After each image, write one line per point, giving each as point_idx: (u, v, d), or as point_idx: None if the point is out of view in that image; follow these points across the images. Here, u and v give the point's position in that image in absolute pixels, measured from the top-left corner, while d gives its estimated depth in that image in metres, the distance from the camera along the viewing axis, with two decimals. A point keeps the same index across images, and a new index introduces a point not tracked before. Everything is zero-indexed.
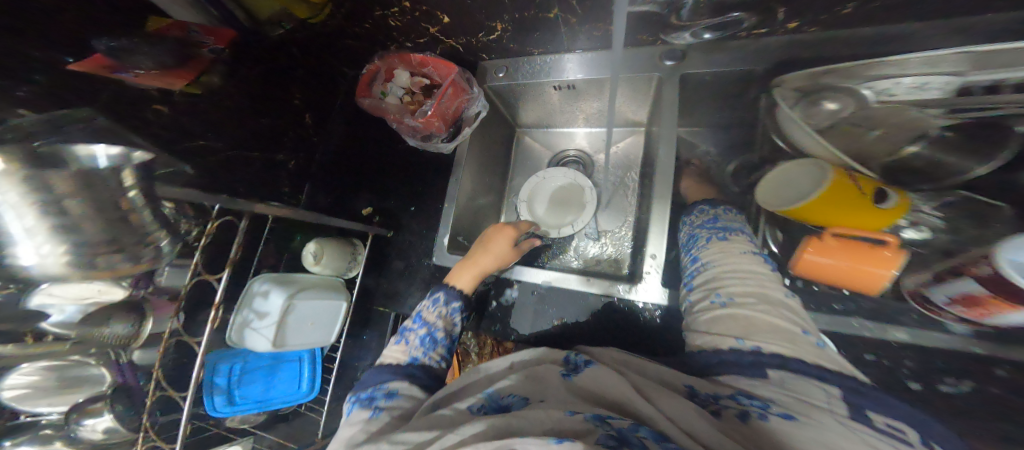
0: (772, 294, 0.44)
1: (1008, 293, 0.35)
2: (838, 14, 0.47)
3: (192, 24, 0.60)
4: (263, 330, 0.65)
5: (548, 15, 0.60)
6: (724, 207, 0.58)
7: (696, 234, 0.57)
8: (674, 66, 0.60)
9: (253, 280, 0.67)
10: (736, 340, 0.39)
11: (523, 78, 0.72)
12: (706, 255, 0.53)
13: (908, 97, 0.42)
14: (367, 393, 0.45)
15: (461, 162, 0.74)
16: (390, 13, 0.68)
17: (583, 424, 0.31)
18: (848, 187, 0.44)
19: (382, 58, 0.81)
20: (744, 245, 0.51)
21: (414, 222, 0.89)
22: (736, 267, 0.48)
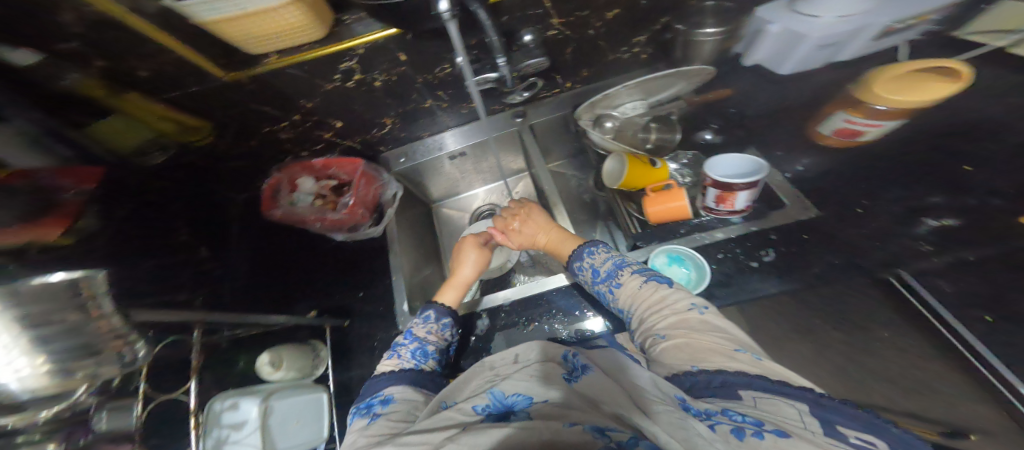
0: (693, 317, 0.47)
1: (722, 187, 0.52)
2: (583, 75, 0.79)
3: (40, 170, 0.51)
4: (246, 441, 0.54)
5: (424, 106, 0.83)
6: (596, 250, 0.61)
7: (598, 291, 0.59)
8: (522, 120, 0.84)
9: (209, 401, 0.56)
10: (691, 367, 0.41)
11: (421, 156, 0.90)
12: (623, 305, 0.55)
13: (634, 113, 0.74)
14: (366, 402, 0.52)
15: (394, 237, 0.85)
16: (280, 127, 0.79)
17: (583, 436, 0.32)
18: (638, 161, 0.64)
19: (282, 172, 0.85)
20: (635, 281, 0.55)
21: (365, 306, 0.81)
22: (650, 307, 0.51)
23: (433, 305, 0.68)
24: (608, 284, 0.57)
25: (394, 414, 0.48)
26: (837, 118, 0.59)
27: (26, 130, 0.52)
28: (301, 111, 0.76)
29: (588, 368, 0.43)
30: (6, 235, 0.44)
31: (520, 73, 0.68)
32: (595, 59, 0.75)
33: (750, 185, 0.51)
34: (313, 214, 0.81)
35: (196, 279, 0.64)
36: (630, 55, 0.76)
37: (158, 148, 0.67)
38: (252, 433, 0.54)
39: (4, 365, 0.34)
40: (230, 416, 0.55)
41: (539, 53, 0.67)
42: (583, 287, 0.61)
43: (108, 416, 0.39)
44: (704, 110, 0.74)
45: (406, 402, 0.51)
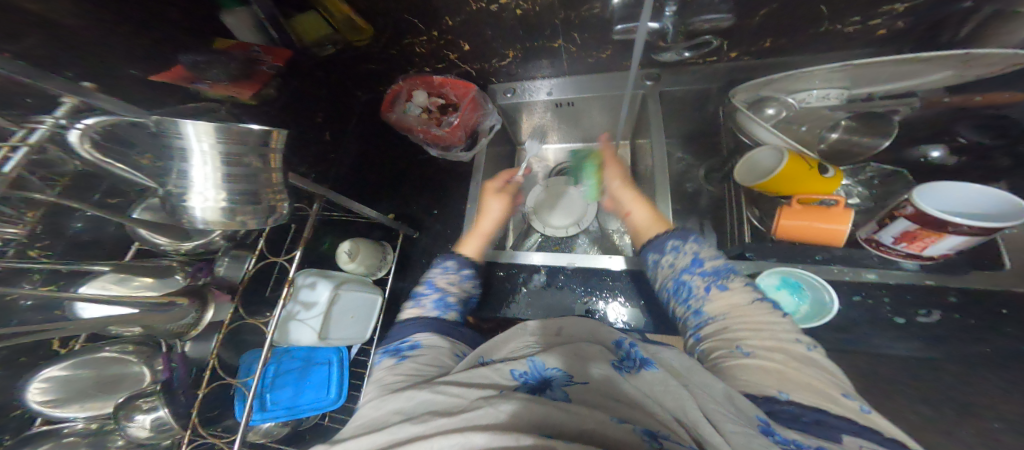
0: (794, 348, 0.40)
1: (928, 222, 0.42)
2: (764, 46, 0.64)
3: (254, 45, 0.69)
4: (308, 322, 0.65)
5: (553, 45, 0.73)
6: (696, 240, 0.55)
7: (683, 278, 0.52)
8: (653, 84, 0.74)
9: (296, 274, 0.67)
10: (778, 393, 0.35)
11: (529, 96, 0.84)
12: (709, 307, 0.48)
13: (818, 104, 0.61)
14: (393, 345, 0.54)
15: (479, 168, 0.85)
16: (417, 41, 0.75)
17: (633, 437, 0.30)
18: (802, 162, 0.53)
19: (405, 80, 0.84)
20: (746, 293, 0.48)
21: (436, 224, 0.87)
22: (745, 319, 0.45)
23: (453, 257, 0.69)
24: (700, 277, 0.51)
25: (420, 359, 0.49)
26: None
27: (256, 15, 0.68)
28: (441, 28, 0.71)
29: (650, 362, 0.40)
30: (217, 90, 0.63)
31: (688, 28, 0.64)
32: (792, 28, 0.59)
33: (988, 230, 0.39)
34: (419, 125, 0.83)
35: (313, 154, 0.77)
36: (859, 28, 0.58)
37: (332, 42, 0.75)
38: (316, 315, 0.65)
39: (198, 194, 0.37)
40: (306, 294, 0.65)
41: (726, 9, 0.59)
42: (661, 268, 0.56)
43: (226, 265, 0.49)
44: (928, 126, 0.55)
45: (430, 348, 0.52)
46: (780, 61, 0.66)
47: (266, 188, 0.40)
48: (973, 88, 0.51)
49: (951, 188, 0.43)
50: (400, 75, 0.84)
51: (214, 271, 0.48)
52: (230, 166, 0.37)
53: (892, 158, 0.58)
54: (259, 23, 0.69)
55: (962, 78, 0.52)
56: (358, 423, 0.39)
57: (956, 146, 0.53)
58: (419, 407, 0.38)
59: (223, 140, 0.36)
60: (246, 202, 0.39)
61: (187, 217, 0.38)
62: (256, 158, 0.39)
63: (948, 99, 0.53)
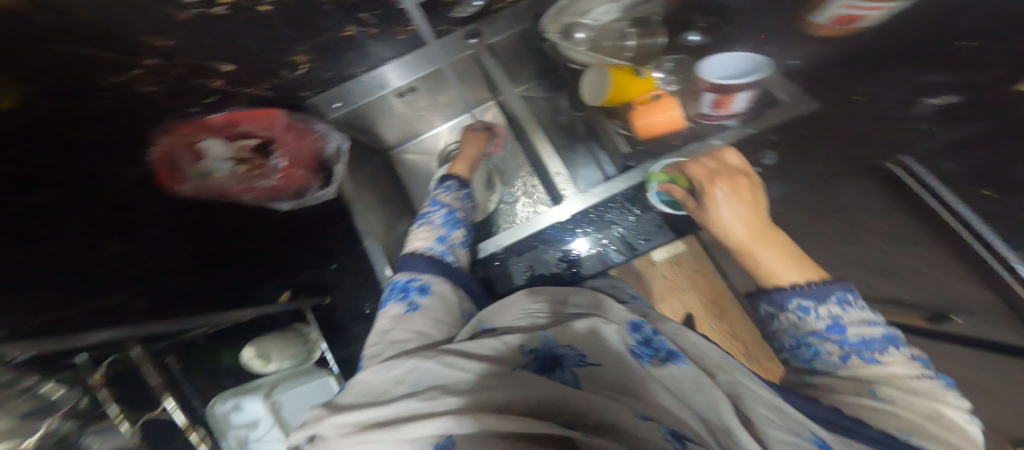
0: (948, 412, 0.32)
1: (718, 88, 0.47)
2: None
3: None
4: (267, 437, 0.58)
5: (345, 34, 0.63)
6: (840, 294, 0.40)
7: (812, 341, 0.40)
8: (478, 41, 0.69)
9: (212, 404, 0.59)
10: (899, 432, 0.30)
11: (361, 99, 0.72)
12: (847, 371, 0.38)
13: (606, 19, 0.63)
14: (400, 284, 0.52)
15: (352, 200, 0.73)
16: (138, 76, 0.56)
17: (652, 431, 0.27)
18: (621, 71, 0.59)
19: (171, 136, 0.65)
20: (911, 369, 0.36)
21: (343, 277, 0.77)
22: (894, 385, 0.35)
23: (452, 177, 0.70)
24: (833, 341, 0.39)
25: (431, 311, 0.47)
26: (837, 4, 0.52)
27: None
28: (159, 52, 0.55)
29: (677, 354, 0.35)
30: None
31: None
32: None
33: (750, 85, 0.45)
34: (237, 184, 0.71)
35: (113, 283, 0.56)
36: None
37: None
38: (268, 428, 0.57)
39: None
40: (239, 418, 0.58)
41: None
42: (782, 316, 0.43)
43: None
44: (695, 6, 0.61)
45: (440, 298, 0.49)
46: None
47: None
48: None
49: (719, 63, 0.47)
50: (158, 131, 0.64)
51: None
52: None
53: (678, 45, 0.64)
54: None
55: None
56: (359, 391, 0.35)
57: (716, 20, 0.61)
58: (424, 378, 0.34)
59: None
60: None
61: None
62: None
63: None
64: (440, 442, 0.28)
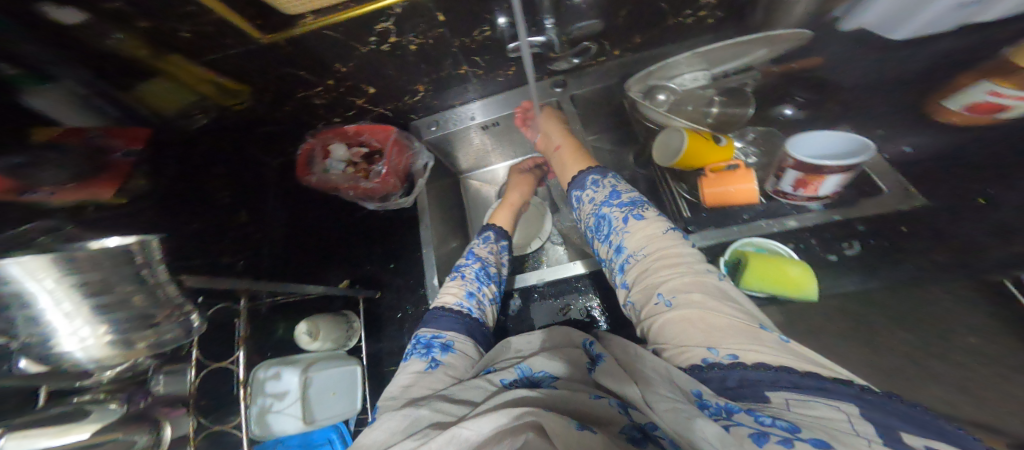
0: (709, 281, 0.41)
1: (807, 168, 0.45)
2: (635, 42, 0.68)
3: (91, 128, 0.48)
4: (287, 411, 0.59)
5: (459, 73, 0.74)
6: (616, 177, 0.59)
7: (603, 221, 0.55)
8: (562, 91, 0.77)
9: (254, 369, 0.60)
10: (709, 350, 0.34)
11: (452, 126, 0.83)
12: (631, 241, 0.50)
13: (694, 85, 0.66)
14: (423, 340, 0.54)
15: (424, 209, 0.84)
16: (314, 93, 0.70)
17: (608, 411, 0.34)
18: (699, 137, 0.56)
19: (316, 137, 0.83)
20: (658, 224, 0.50)
21: (395, 277, 0.86)
22: (660, 255, 0.46)
23: (492, 228, 0.74)
24: (620, 214, 0.53)
25: (452, 368, 0.49)
26: (975, 90, 0.43)
27: (75, 91, 0.47)
28: (335, 75, 0.67)
29: (602, 355, 0.42)
30: (65, 195, 0.44)
31: (569, 37, 0.65)
32: (654, 24, 0.64)
33: (846, 168, 0.43)
34: (347, 182, 0.82)
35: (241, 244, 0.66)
36: (695, 20, 0.63)
37: (200, 110, 0.62)
38: (294, 402, 0.59)
39: (68, 334, 0.29)
40: (273, 386, 0.59)
41: (594, 15, 0.62)
42: (588, 204, 0.59)
43: (164, 381, 0.42)
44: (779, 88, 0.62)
45: (462, 355, 0.52)
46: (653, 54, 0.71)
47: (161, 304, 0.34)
48: (804, 53, 0.59)
49: (808, 136, 0.47)
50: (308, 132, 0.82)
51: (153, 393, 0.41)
52: (99, 296, 0.29)
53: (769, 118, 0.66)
54: (86, 100, 0.48)
55: (797, 43, 0.58)
56: (361, 447, 0.38)
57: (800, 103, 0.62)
58: (421, 425, 0.38)
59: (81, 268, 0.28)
60: (138, 325, 0.32)
61: (60, 366, 0.30)
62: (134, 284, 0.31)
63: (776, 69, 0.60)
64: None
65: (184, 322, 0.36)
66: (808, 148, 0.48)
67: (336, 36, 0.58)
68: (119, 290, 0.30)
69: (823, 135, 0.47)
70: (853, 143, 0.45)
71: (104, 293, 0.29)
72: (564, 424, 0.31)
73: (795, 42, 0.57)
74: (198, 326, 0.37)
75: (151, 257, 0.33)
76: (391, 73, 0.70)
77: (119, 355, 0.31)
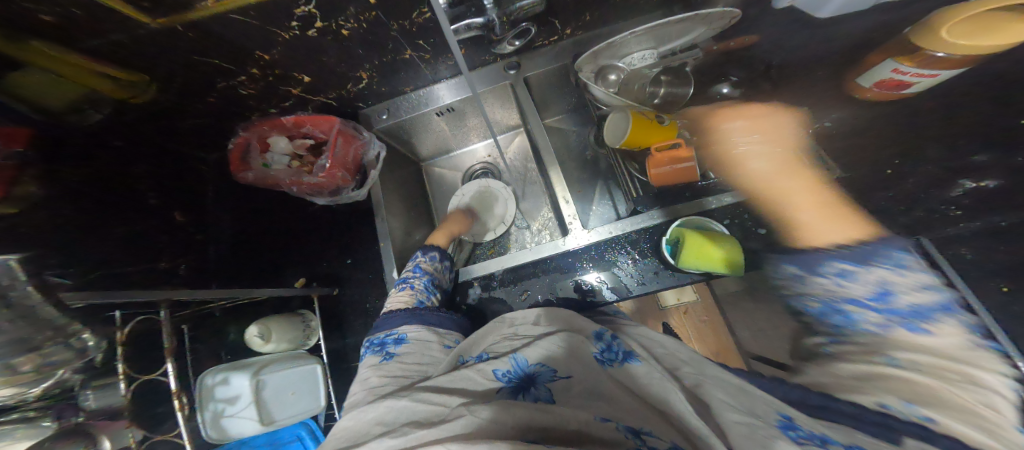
0: (997, 399, 0.34)
1: None
2: (585, 20, 0.67)
3: None
4: (241, 414, 0.57)
5: (403, 56, 0.70)
6: (906, 256, 0.47)
7: (849, 310, 0.47)
8: (517, 73, 0.75)
9: (202, 376, 0.57)
10: (901, 402, 0.34)
11: (406, 113, 0.81)
12: (907, 335, 0.42)
13: (641, 64, 0.64)
14: (378, 339, 0.56)
15: (380, 204, 0.80)
16: (238, 82, 0.63)
17: (617, 435, 0.32)
18: (643, 118, 0.56)
19: (249, 129, 0.75)
20: (958, 336, 0.40)
21: (356, 271, 0.83)
22: (929, 348, 0.40)
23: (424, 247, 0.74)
24: (885, 315, 0.44)
25: (406, 358, 0.50)
26: (882, 68, 0.51)
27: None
28: (258, 64, 0.61)
29: (632, 356, 0.41)
30: None
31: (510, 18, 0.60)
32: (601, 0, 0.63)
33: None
34: (289, 177, 0.76)
35: (178, 248, 0.64)
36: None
37: (92, 104, 0.54)
38: (247, 407, 0.57)
39: None
40: (223, 392, 0.57)
41: None
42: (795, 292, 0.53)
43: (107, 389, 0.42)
44: (728, 63, 0.63)
45: (418, 343, 0.53)
46: (606, 30, 0.70)
47: None
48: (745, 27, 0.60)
49: None
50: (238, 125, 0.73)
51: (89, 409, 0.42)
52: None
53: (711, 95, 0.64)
54: None
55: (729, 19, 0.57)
56: (340, 435, 0.39)
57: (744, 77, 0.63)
58: (400, 416, 0.38)
59: None
60: None
61: None
62: None
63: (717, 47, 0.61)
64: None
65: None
66: None
67: (250, 22, 0.53)
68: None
69: None
70: None
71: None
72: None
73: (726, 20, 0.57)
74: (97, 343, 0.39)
75: None
76: (329, 60, 0.66)
77: None
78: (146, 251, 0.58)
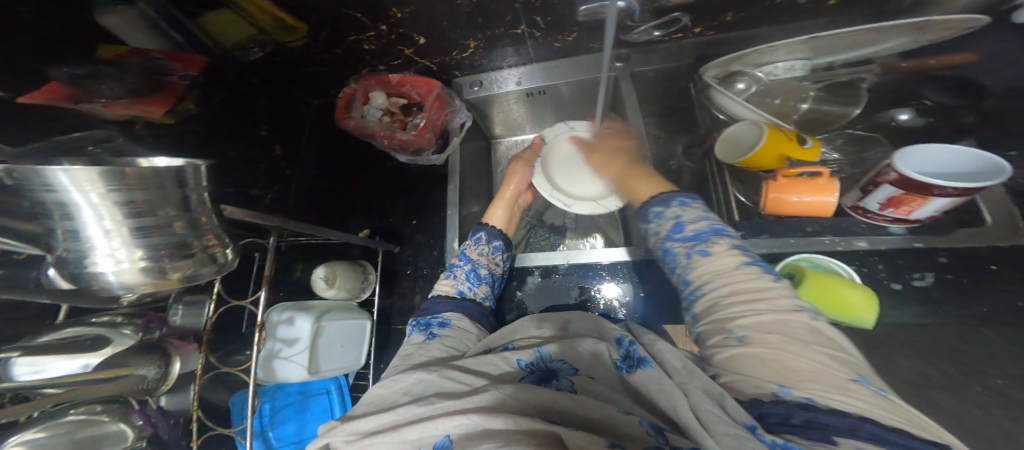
0: (795, 322, 0.32)
1: (914, 188, 0.40)
2: (725, 20, 0.61)
3: (152, 51, 0.50)
4: (294, 358, 0.59)
5: (516, 31, 0.68)
6: (680, 204, 0.47)
7: (666, 248, 0.45)
8: (623, 66, 0.70)
9: (268, 311, 0.61)
10: (779, 387, 0.28)
11: (497, 87, 0.79)
12: (698, 277, 0.41)
13: (785, 75, 0.59)
14: (423, 320, 0.56)
15: (454, 173, 0.80)
16: (365, 38, 0.66)
17: (637, 431, 0.29)
18: (781, 133, 0.51)
19: (358, 82, 0.79)
20: (731, 258, 0.40)
21: (416, 235, 0.85)
22: (735, 287, 0.37)
23: (484, 228, 0.70)
24: (682, 245, 0.43)
25: (448, 340, 0.50)
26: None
27: (144, 12, 0.49)
28: (389, 21, 0.62)
29: (647, 360, 0.36)
30: (120, 108, 0.43)
31: (653, 6, 0.59)
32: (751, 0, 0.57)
33: (966, 191, 0.38)
34: (382, 130, 0.79)
35: (270, 178, 0.66)
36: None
37: (258, 44, 0.62)
38: (301, 351, 0.59)
39: (104, 254, 0.28)
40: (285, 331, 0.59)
41: None
42: (650, 236, 0.49)
43: (182, 314, 0.43)
44: (894, 91, 0.54)
45: (459, 330, 0.53)
46: (742, 35, 0.64)
47: (196, 233, 0.32)
48: (927, 53, 0.51)
49: (932, 146, 0.41)
50: (349, 77, 0.78)
51: (170, 325, 0.42)
52: (141, 218, 0.28)
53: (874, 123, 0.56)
54: None
55: (917, 43, 0.51)
56: (369, 400, 0.39)
57: (926, 108, 0.51)
58: (429, 389, 0.38)
59: (126, 180, 0.26)
60: (172, 254, 0.30)
61: (98, 288, 0.29)
62: (183, 215, 0.30)
63: (906, 63, 0.51)
64: (439, 442, 0.31)
65: (216, 259, 0.34)
66: (916, 163, 0.42)
67: None
68: (161, 214, 0.29)
69: (948, 146, 0.40)
70: (980, 163, 0.40)
71: (147, 215, 0.28)
72: (591, 439, 0.28)
73: (954, 31, 0.47)
74: (232, 262, 0.35)
75: (194, 176, 0.31)
76: (446, 24, 0.66)
77: (148, 283, 0.29)
78: (245, 175, 0.60)
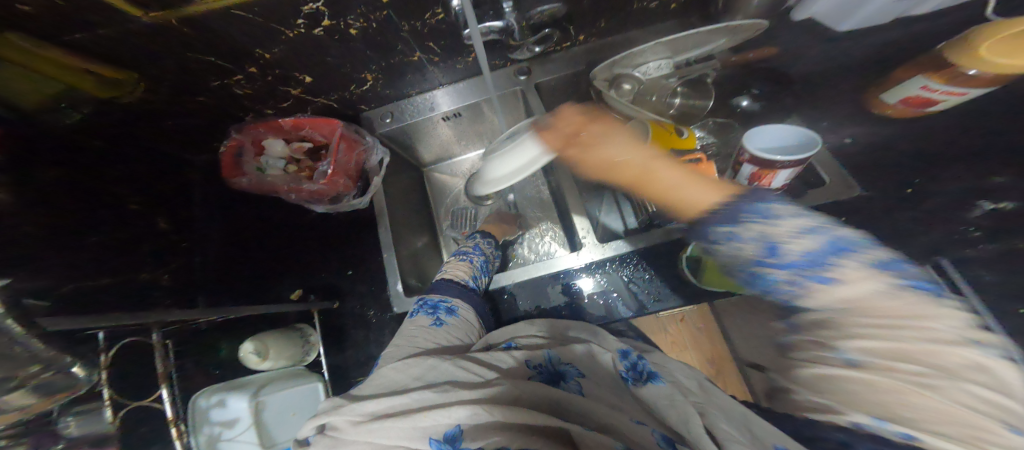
0: (951, 356, 0.25)
1: (762, 164, 0.45)
2: (601, 27, 0.66)
3: None
4: (241, 438, 0.51)
5: (411, 59, 0.67)
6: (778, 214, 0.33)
7: (751, 268, 0.34)
8: (527, 79, 0.72)
9: (196, 397, 0.52)
10: (869, 417, 0.25)
11: (410, 117, 0.77)
12: (812, 303, 0.30)
13: (656, 74, 0.64)
14: (432, 300, 0.53)
15: (382, 211, 0.77)
16: (233, 82, 0.61)
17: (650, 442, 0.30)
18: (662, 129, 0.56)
19: (242, 132, 0.73)
20: (874, 283, 0.28)
21: (357, 285, 0.77)
22: (870, 314, 0.28)
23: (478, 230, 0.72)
24: (784, 270, 0.31)
25: (455, 331, 0.48)
26: (911, 84, 0.47)
27: None
28: (259, 63, 0.58)
29: (657, 376, 0.37)
30: None
31: (530, 22, 0.61)
32: (616, 8, 0.62)
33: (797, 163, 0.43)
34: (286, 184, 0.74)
35: (157, 257, 0.58)
36: (659, 3, 0.62)
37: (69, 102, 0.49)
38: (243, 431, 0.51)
39: None
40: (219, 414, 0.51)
41: None
42: (706, 245, 0.38)
43: (77, 421, 0.36)
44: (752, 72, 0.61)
45: (466, 321, 0.51)
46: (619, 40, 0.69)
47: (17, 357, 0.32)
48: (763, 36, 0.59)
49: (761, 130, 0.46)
50: (231, 127, 0.71)
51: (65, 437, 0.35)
52: None
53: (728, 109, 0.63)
54: None
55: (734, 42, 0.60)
56: (379, 383, 0.37)
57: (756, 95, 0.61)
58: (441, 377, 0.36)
59: None
60: None
61: None
62: None
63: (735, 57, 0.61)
64: (451, 430, 0.30)
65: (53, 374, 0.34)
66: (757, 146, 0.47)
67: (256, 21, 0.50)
68: None
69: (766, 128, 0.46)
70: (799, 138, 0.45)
71: None
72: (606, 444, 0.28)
73: (752, 31, 0.56)
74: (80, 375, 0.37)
75: None
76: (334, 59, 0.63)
77: None
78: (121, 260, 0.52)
